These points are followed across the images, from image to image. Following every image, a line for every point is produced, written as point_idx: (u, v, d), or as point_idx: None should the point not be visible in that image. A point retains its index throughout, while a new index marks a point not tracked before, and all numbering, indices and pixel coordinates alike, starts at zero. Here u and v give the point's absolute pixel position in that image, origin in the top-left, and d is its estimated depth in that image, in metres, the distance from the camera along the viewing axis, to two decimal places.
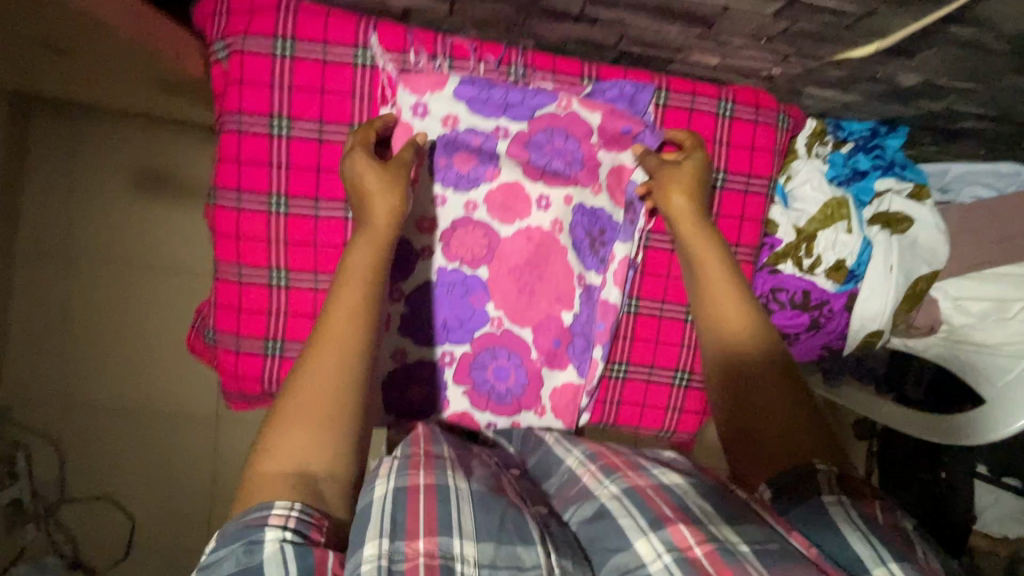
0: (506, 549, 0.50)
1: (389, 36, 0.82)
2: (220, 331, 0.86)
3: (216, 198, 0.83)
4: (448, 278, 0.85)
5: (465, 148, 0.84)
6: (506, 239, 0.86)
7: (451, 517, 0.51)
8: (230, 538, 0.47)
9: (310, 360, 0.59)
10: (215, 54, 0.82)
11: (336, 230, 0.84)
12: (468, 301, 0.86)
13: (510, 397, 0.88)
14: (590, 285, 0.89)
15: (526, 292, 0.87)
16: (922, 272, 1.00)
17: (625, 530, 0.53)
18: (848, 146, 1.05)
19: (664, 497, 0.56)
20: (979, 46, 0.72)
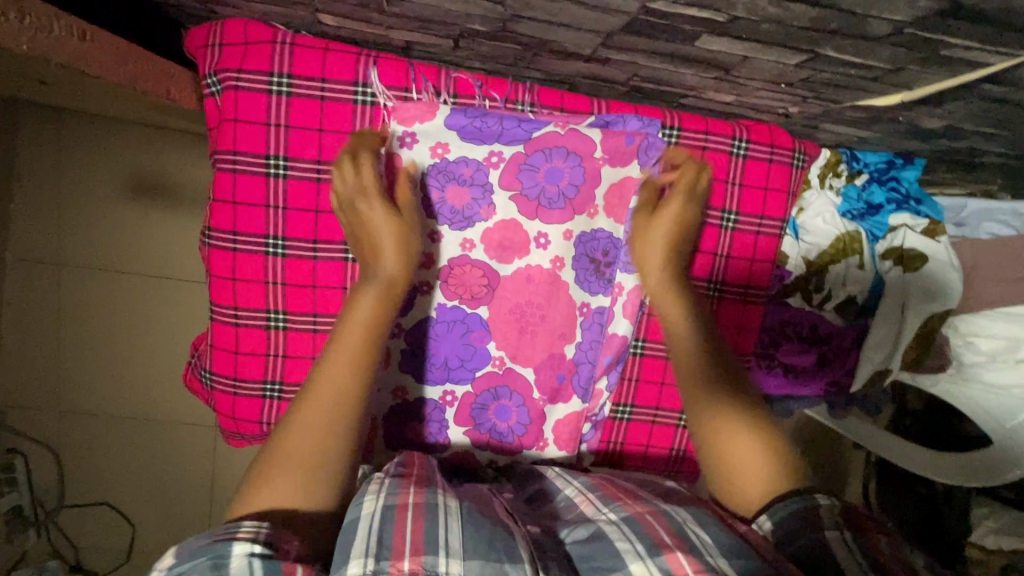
0: (495, 565, 0.48)
1: (390, 72, 0.78)
2: (218, 373, 0.84)
3: (211, 239, 0.80)
4: (447, 316, 0.83)
5: (458, 180, 0.80)
6: (505, 278, 0.83)
7: (437, 533, 0.50)
8: (196, 550, 0.45)
9: (299, 411, 0.58)
10: (209, 88, 0.79)
11: (335, 273, 0.82)
12: (468, 341, 0.84)
13: (512, 437, 0.87)
14: (595, 310, 0.86)
15: (527, 331, 0.85)
16: (934, 310, 0.97)
17: (621, 554, 0.51)
18: (862, 178, 1.03)
19: (664, 525, 0.54)
20: (1010, 101, 0.69)
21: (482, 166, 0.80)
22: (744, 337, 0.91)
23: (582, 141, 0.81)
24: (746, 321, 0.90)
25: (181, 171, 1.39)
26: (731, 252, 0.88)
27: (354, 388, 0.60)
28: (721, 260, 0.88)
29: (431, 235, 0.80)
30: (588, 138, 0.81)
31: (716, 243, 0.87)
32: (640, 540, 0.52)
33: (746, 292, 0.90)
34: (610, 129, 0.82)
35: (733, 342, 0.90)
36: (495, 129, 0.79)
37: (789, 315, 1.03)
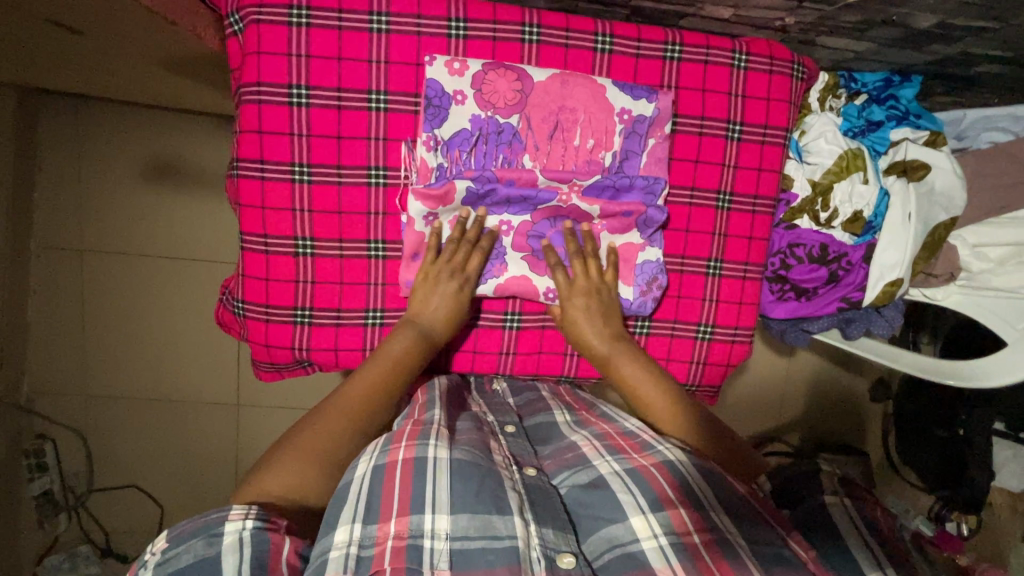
0: (482, 518, 0.57)
1: (402, 0, 0.82)
2: (250, 302, 0.88)
3: (240, 169, 0.84)
4: (484, 125, 0.84)
5: (470, 134, 0.84)
6: (539, 82, 0.83)
7: (424, 495, 0.58)
8: (185, 534, 0.54)
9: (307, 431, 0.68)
10: (231, 27, 0.83)
11: (360, 196, 0.86)
12: (503, 152, 0.85)
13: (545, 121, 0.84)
14: (637, 117, 0.85)
15: (565, 130, 0.85)
16: (939, 218, 1.00)
17: (624, 505, 0.61)
18: (862, 98, 1.06)
19: (667, 474, 0.64)
20: None
21: (489, 118, 0.83)
22: (756, 247, 0.94)
23: (596, 105, 0.84)
24: (756, 231, 0.94)
25: (196, 148, 1.42)
26: (738, 163, 0.91)
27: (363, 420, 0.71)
28: (729, 170, 0.91)
29: (426, 145, 0.83)
30: (603, 100, 0.84)
31: (722, 154, 0.90)
32: (643, 494, 0.62)
33: (754, 202, 0.93)
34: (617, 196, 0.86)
35: (744, 252, 0.94)
36: (510, 82, 0.83)
37: (798, 237, 1.04)
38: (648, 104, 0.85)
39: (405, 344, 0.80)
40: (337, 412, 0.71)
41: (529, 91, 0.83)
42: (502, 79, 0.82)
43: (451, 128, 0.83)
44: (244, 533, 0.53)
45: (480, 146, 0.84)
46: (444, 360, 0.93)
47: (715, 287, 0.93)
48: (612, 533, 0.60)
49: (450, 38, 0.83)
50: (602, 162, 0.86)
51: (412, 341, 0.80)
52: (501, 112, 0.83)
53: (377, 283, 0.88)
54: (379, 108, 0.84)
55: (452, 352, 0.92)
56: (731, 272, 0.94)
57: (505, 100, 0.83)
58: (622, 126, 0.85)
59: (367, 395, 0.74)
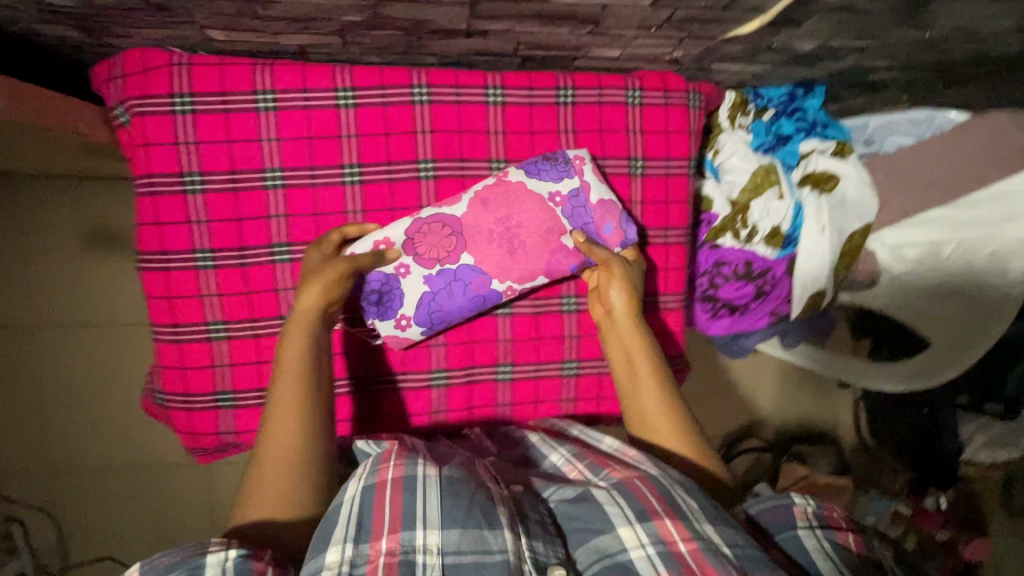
0: (473, 534, 0.55)
1: (286, 75, 0.81)
2: (171, 392, 0.87)
3: (143, 262, 0.84)
4: (437, 281, 0.84)
5: (430, 293, 0.84)
6: (464, 215, 0.84)
7: (414, 508, 0.57)
8: (163, 567, 0.52)
9: (263, 442, 0.66)
10: (119, 119, 0.83)
11: (267, 276, 0.85)
12: (472, 292, 0.84)
13: (494, 244, 0.84)
14: (569, 195, 0.86)
15: (515, 249, 0.84)
16: (854, 227, 1.01)
17: (612, 518, 0.60)
18: (770, 113, 1.06)
19: (652, 487, 0.62)
20: (854, 9, 0.69)
21: (439, 270, 0.84)
22: (672, 277, 0.95)
23: (525, 208, 0.85)
24: (671, 261, 0.94)
25: None
26: (645, 198, 0.92)
27: (309, 387, 0.70)
28: (637, 207, 0.92)
29: (399, 326, 0.85)
30: (531, 197, 0.85)
31: (629, 190, 0.91)
32: (630, 506, 0.60)
33: (666, 233, 0.94)
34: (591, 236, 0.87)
35: (661, 285, 0.94)
36: (439, 233, 0.84)
37: (724, 255, 1.06)
38: (571, 178, 0.86)
39: (295, 332, 0.73)
40: (276, 413, 0.68)
41: (458, 227, 0.84)
42: (427, 230, 0.83)
43: (412, 302, 0.84)
44: (226, 564, 0.52)
45: (438, 298, 0.84)
46: (375, 428, 0.91)
47: None
48: (597, 544, 0.58)
49: (340, 108, 0.83)
50: (567, 246, 0.86)
51: (298, 326, 0.73)
52: (449, 261, 0.84)
53: None
54: (275, 186, 0.83)
55: (381, 417, 0.91)
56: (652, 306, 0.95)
57: (442, 249, 0.84)
58: (560, 209, 0.86)
59: (292, 381, 0.69)
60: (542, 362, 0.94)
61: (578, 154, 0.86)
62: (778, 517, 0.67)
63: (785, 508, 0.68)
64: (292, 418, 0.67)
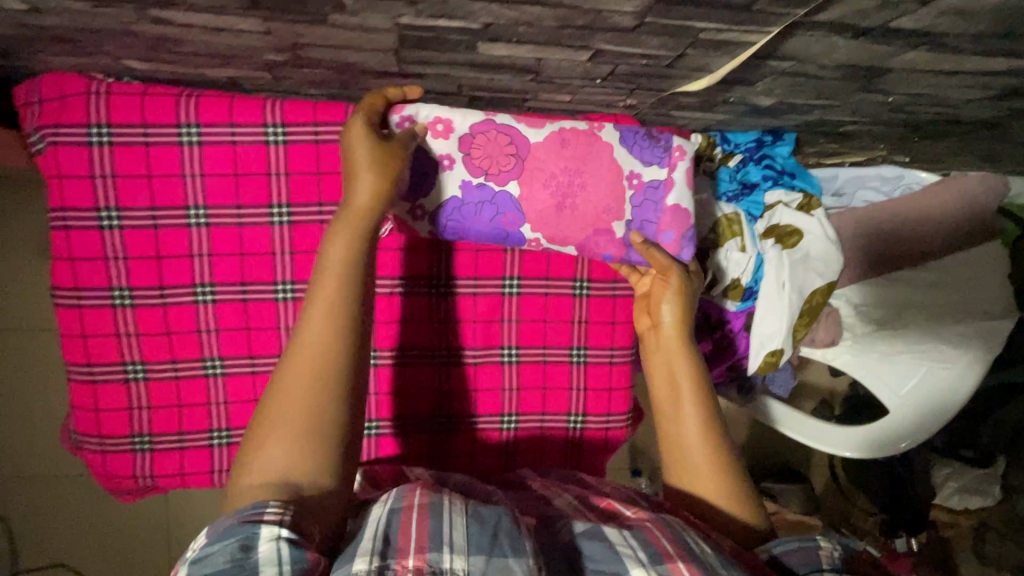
0: (499, 563, 0.48)
1: (212, 109, 0.77)
2: (84, 433, 0.83)
3: (56, 297, 0.79)
4: (473, 194, 0.80)
5: (461, 201, 0.80)
6: (535, 143, 0.79)
7: (441, 530, 0.49)
8: (219, 534, 0.46)
9: (287, 374, 0.57)
10: (34, 146, 0.78)
11: (188, 316, 0.81)
12: (500, 223, 0.81)
13: (551, 185, 0.80)
14: (648, 183, 0.82)
15: (563, 201, 0.80)
16: (815, 285, 0.95)
17: (623, 558, 0.51)
18: (737, 159, 0.99)
19: (667, 533, 0.54)
20: (808, 75, 0.64)
21: (482, 183, 0.80)
22: (620, 331, 0.90)
23: (598, 163, 0.81)
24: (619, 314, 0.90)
25: None
26: None
27: (343, 319, 0.58)
28: (584, 258, 0.88)
29: (412, 214, 0.80)
30: (612, 160, 0.81)
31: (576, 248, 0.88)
32: (642, 547, 0.52)
33: (614, 286, 0.89)
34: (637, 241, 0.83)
35: (609, 338, 0.90)
36: (502, 144, 0.79)
37: None
38: (661, 168, 0.82)
39: (340, 241, 0.61)
40: (303, 346, 0.57)
41: (524, 152, 0.79)
42: (489, 141, 0.79)
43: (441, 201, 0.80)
44: (281, 543, 0.45)
45: (468, 212, 0.81)
46: None
47: (581, 375, 0.90)
48: None
49: (269, 145, 0.78)
50: (617, 233, 0.83)
51: (344, 235, 0.62)
52: (495, 178, 0.80)
53: (219, 403, 0.83)
54: (199, 224, 0.79)
55: None
56: (598, 359, 0.90)
57: (497, 165, 0.79)
58: (632, 192, 0.82)
59: (328, 306, 0.58)
60: (479, 415, 0.89)
61: (682, 146, 0.81)
62: (803, 560, 0.58)
63: (810, 550, 0.59)
64: (323, 356, 0.57)
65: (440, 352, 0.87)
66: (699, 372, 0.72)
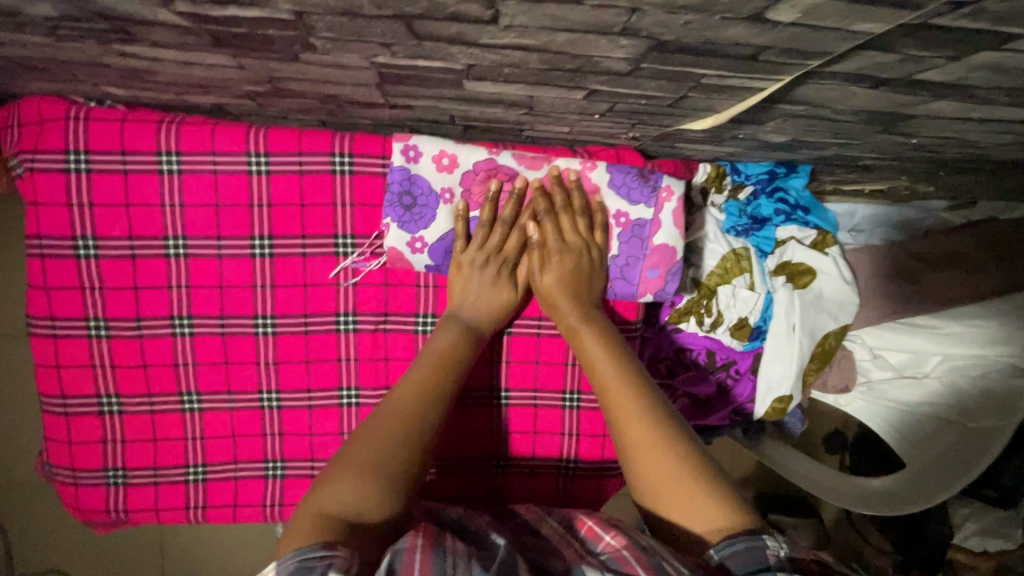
0: None
1: (192, 136, 0.74)
2: (57, 465, 0.80)
3: (32, 326, 0.77)
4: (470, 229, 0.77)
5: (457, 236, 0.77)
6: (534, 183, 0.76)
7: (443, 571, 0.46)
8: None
9: (369, 426, 0.60)
10: (15, 171, 0.76)
11: (164, 350, 0.78)
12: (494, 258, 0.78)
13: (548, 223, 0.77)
14: (638, 220, 0.79)
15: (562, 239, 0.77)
16: (829, 328, 0.90)
17: None
18: (747, 192, 0.93)
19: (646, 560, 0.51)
20: (823, 117, 0.59)
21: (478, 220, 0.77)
22: None
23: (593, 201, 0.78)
24: None
25: None
26: None
27: (436, 400, 0.63)
28: None
29: (411, 246, 0.76)
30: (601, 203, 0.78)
31: None
32: None
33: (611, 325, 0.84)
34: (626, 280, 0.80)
35: None
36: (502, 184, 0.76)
37: (685, 342, 0.96)
38: (647, 207, 0.78)
39: (450, 335, 0.72)
40: (392, 407, 0.62)
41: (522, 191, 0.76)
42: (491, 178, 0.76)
43: (436, 233, 0.77)
44: None
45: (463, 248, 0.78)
46: (278, 515, 0.83)
47: (574, 420, 0.84)
48: None
49: (251, 174, 0.75)
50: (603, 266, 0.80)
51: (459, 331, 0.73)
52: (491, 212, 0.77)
53: (195, 438, 0.80)
54: (177, 255, 0.76)
55: (284, 506, 0.83)
56: (592, 404, 0.84)
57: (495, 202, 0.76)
58: (618, 230, 0.79)
59: (422, 384, 0.64)
60: (466, 458, 0.84)
61: (672, 187, 0.78)
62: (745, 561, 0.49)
63: (757, 551, 0.50)
64: (405, 418, 0.60)
65: None
66: (639, 389, 0.65)
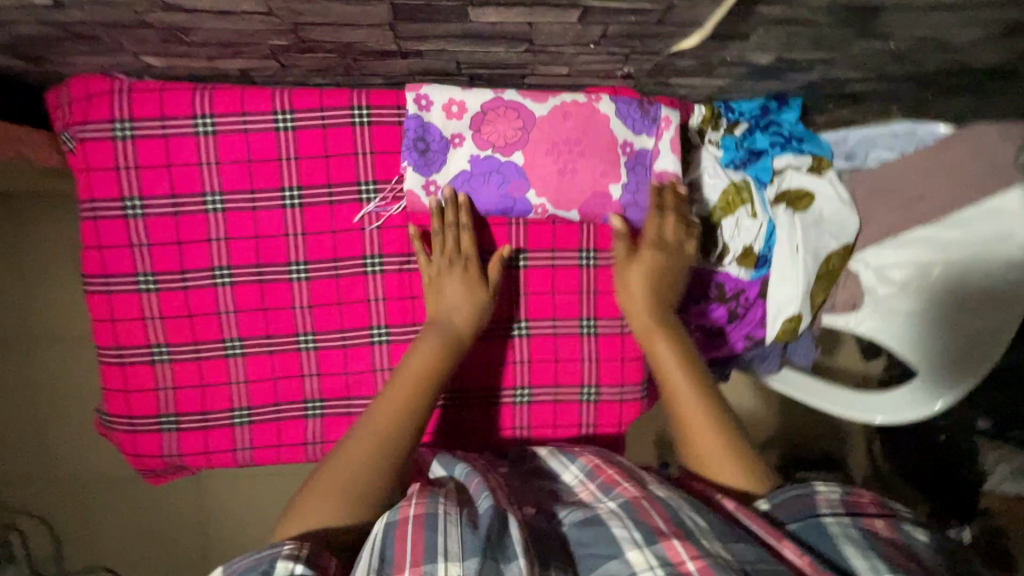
0: (492, 565, 0.54)
1: (224, 100, 0.81)
2: (115, 414, 0.86)
3: (87, 285, 0.84)
4: (481, 167, 0.81)
5: (469, 174, 0.81)
6: (541, 118, 0.81)
7: (436, 543, 0.56)
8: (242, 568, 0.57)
9: (349, 446, 0.70)
10: (66, 144, 0.83)
11: (207, 299, 0.84)
12: (506, 191, 0.82)
13: (553, 155, 0.81)
14: (641, 151, 0.84)
15: (567, 170, 0.81)
16: (831, 248, 0.95)
17: (616, 539, 0.56)
18: (742, 127, 0.98)
19: (660, 509, 0.59)
20: (800, 20, 0.64)
21: (488, 157, 0.81)
22: None
23: (597, 131, 0.82)
24: None
25: None
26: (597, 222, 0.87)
27: (409, 416, 0.72)
28: (589, 227, 0.87)
29: (426, 188, 0.82)
30: (607, 132, 0.82)
31: (579, 236, 0.87)
32: (636, 528, 0.57)
33: None
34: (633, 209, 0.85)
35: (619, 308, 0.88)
36: (510, 120, 0.81)
37: (694, 277, 1.00)
38: (649, 138, 0.84)
39: (424, 351, 0.78)
40: (373, 425, 0.71)
41: (530, 125, 0.81)
42: (499, 116, 0.81)
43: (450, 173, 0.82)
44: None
45: (476, 186, 0.82)
46: (320, 452, 0.89)
47: (592, 345, 0.89)
48: (609, 568, 0.54)
49: (279, 131, 0.82)
50: (612, 195, 0.84)
51: (430, 345, 0.78)
52: (501, 151, 0.81)
53: (240, 382, 0.86)
54: (216, 209, 0.82)
55: (325, 442, 0.88)
56: (608, 330, 0.89)
57: (503, 138, 0.81)
58: (624, 159, 0.84)
59: (399, 404, 0.72)
60: (492, 388, 0.89)
61: (669, 117, 0.84)
62: (797, 507, 0.65)
63: (807, 499, 0.66)
64: (383, 437, 0.70)
65: None
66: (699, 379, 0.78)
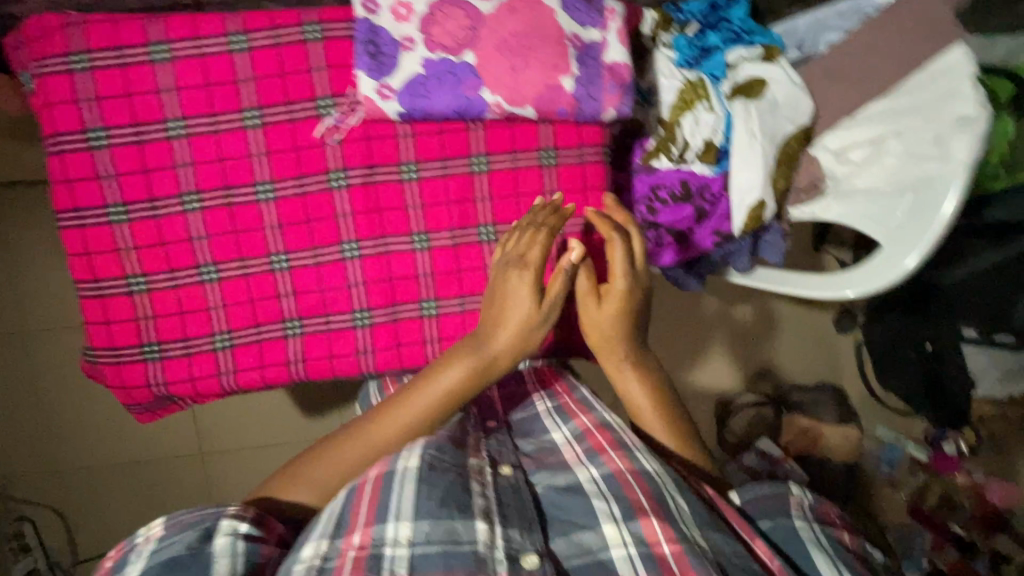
0: (448, 524, 0.59)
1: (177, 26, 0.82)
2: (99, 348, 0.88)
3: (60, 221, 0.85)
4: (434, 70, 0.83)
5: (423, 77, 0.83)
6: (487, 14, 0.84)
7: (391, 504, 0.59)
8: (183, 525, 0.58)
9: (345, 445, 0.73)
10: (27, 86, 0.85)
11: (179, 225, 0.86)
12: (462, 91, 0.83)
13: (506, 53, 0.83)
14: (590, 42, 0.86)
15: (518, 66, 0.83)
16: (787, 131, 0.96)
17: (597, 513, 0.64)
18: (693, 27, 1.00)
19: (642, 484, 0.65)
20: None
21: (441, 58, 0.83)
22: (593, 197, 0.91)
23: (547, 25, 0.85)
24: (589, 181, 0.91)
25: None
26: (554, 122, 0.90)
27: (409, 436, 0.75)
28: (547, 128, 0.90)
29: (379, 92, 0.82)
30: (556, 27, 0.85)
31: (537, 137, 0.90)
32: (616, 500, 0.64)
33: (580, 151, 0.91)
34: (589, 100, 0.85)
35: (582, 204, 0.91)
36: (459, 19, 0.83)
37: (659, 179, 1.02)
38: (597, 29, 0.86)
39: (452, 375, 0.77)
40: (373, 433, 0.74)
41: (478, 23, 0.83)
42: (448, 17, 0.83)
43: (403, 78, 0.83)
44: (236, 542, 0.58)
45: (430, 88, 0.83)
46: (304, 372, 0.91)
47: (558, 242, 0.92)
48: (582, 537, 0.63)
49: (234, 53, 0.83)
50: (567, 87, 0.85)
51: (456, 370, 0.78)
52: (453, 52, 0.83)
53: (218, 306, 0.88)
54: (179, 135, 0.84)
55: (307, 361, 0.90)
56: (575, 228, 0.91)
57: (453, 38, 0.83)
58: (576, 51, 0.85)
59: (405, 424, 0.75)
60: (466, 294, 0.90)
61: (614, 9, 0.87)
62: (775, 504, 0.75)
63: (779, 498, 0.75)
64: (379, 448, 0.74)
65: (421, 237, 0.89)
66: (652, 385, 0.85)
